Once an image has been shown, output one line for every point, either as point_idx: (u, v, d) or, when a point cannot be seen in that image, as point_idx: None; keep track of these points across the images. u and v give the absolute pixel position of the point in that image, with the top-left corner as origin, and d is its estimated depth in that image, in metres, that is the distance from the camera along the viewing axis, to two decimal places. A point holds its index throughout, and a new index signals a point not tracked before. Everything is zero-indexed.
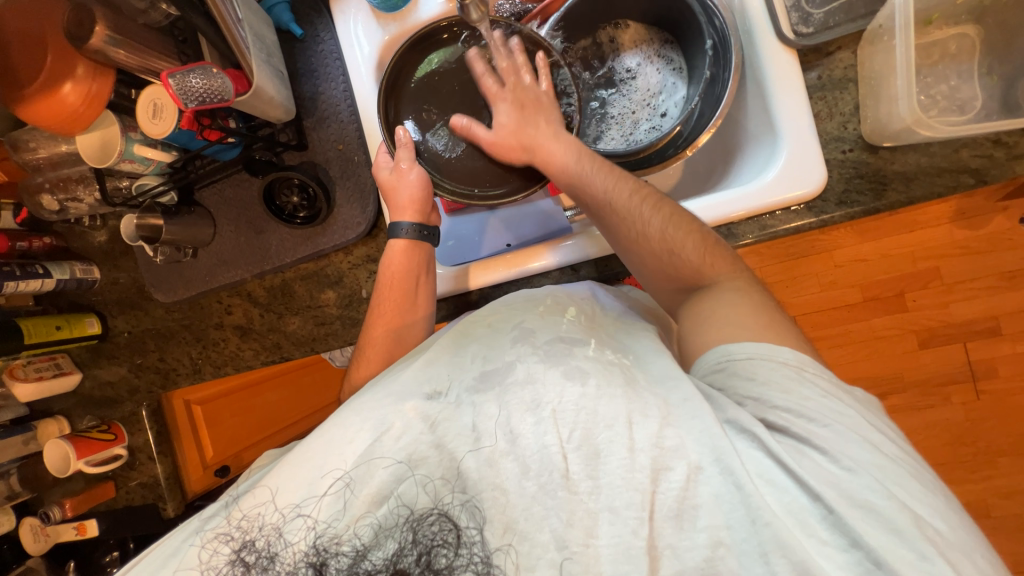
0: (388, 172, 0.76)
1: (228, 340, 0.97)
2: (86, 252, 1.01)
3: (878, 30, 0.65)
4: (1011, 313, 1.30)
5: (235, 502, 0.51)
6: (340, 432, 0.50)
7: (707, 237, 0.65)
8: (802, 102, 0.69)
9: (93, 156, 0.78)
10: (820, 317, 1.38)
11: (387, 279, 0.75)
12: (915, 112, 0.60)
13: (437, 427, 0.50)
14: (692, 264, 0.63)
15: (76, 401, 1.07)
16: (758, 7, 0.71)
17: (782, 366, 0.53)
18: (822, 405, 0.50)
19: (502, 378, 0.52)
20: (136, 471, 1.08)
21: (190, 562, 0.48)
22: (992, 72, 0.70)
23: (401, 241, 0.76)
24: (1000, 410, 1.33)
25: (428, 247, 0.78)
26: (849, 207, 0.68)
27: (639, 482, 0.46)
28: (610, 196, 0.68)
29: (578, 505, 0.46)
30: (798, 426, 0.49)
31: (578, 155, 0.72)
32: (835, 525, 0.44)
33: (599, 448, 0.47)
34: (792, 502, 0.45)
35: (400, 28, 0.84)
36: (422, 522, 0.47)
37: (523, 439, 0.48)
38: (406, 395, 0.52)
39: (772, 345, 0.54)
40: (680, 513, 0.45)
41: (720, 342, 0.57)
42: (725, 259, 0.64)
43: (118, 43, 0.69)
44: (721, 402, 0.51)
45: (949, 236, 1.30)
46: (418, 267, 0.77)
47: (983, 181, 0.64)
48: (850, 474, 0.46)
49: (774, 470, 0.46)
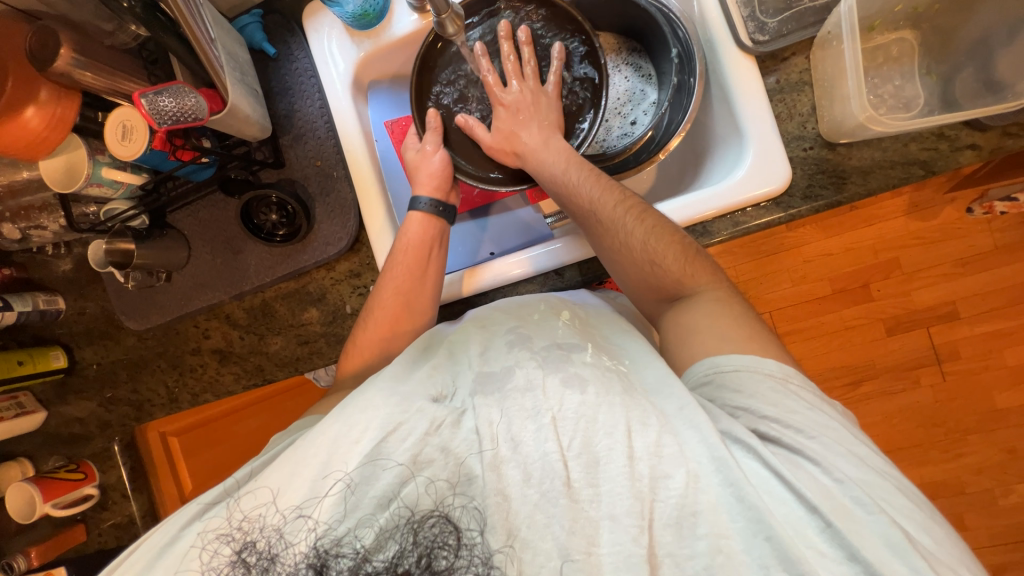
0: (413, 154, 0.83)
1: (207, 365, 0.94)
2: (49, 282, 0.97)
3: (827, 36, 0.70)
4: (967, 297, 1.38)
5: (235, 500, 0.50)
6: (344, 430, 0.49)
7: (688, 248, 0.67)
8: (763, 107, 0.72)
9: (58, 181, 0.75)
10: (794, 311, 1.44)
11: (402, 244, 0.78)
12: (866, 110, 0.64)
13: (442, 430, 0.49)
14: (673, 275, 0.66)
15: (43, 440, 1.02)
16: (715, 17, 0.75)
17: (768, 379, 0.55)
18: (811, 418, 0.52)
19: (501, 385, 0.53)
20: (109, 511, 1.03)
21: (191, 563, 0.48)
22: (931, 71, 0.75)
23: (417, 213, 0.80)
24: (965, 390, 1.40)
25: (443, 222, 0.81)
26: (814, 201, 0.72)
27: (638, 490, 0.46)
28: (597, 205, 0.70)
29: (579, 513, 0.46)
30: (789, 437, 0.50)
31: (567, 161, 0.74)
32: (833, 538, 0.45)
33: (598, 456, 0.48)
34: (790, 513, 0.46)
35: (375, 45, 0.84)
36: (422, 524, 0.47)
37: (524, 447, 0.48)
38: (412, 396, 0.51)
39: (757, 358, 0.56)
40: (681, 521, 0.46)
41: (707, 354, 0.59)
42: (706, 269, 0.67)
43: (84, 65, 0.68)
44: (715, 413, 0.52)
45: (906, 227, 1.37)
46: (434, 241, 0.80)
47: (932, 171, 0.69)
48: (841, 485, 0.47)
49: (771, 481, 0.47)
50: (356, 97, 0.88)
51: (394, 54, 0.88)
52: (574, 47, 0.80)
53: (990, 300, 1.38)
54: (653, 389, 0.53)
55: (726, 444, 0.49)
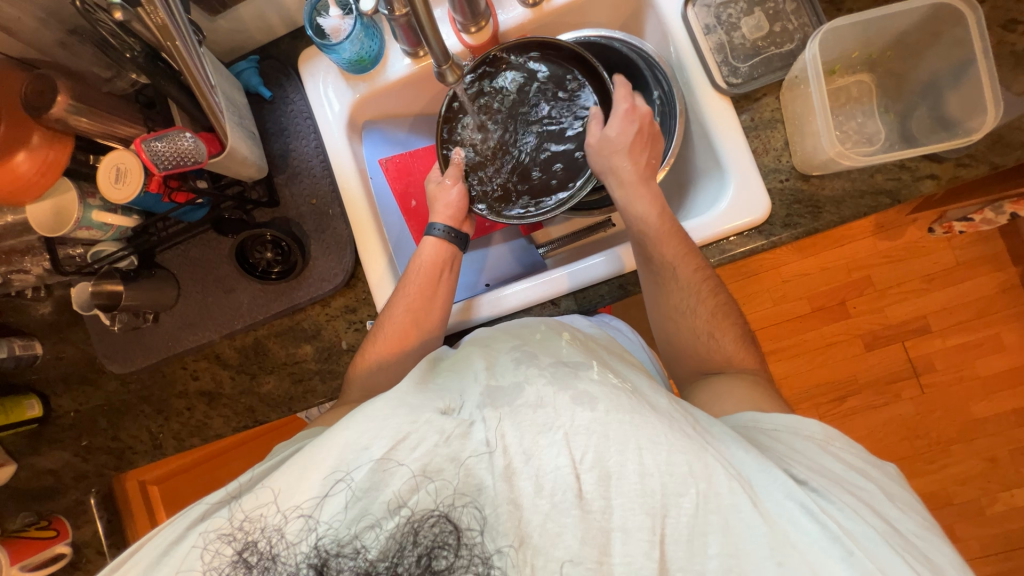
0: (433, 186, 0.86)
1: (194, 408, 0.91)
2: (26, 327, 0.94)
3: (794, 80, 0.76)
4: (938, 311, 1.45)
5: (236, 501, 0.48)
6: (354, 437, 0.48)
7: (705, 279, 0.72)
8: (743, 143, 0.77)
9: (46, 226, 0.74)
10: (777, 329, 1.48)
11: (416, 267, 0.79)
12: (836, 145, 0.69)
13: (452, 442, 0.48)
14: (686, 304, 0.72)
15: (10, 495, 0.96)
16: (691, 59, 0.80)
17: (807, 439, 0.56)
18: (839, 476, 0.52)
19: (511, 400, 0.51)
20: (80, 570, 0.97)
21: (191, 563, 0.46)
22: (889, 110, 0.82)
23: (432, 240, 0.81)
24: (945, 402, 1.45)
25: (456, 249, 0.82)
26: (793, 229, 0.76)
27: (650, 506, 0.45)
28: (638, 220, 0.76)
29: (591, 523, 0.45)
30: (816, 479, 0.50)
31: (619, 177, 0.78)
32: (856, 565, 0.44)
33: (611, 471, 0.46)
34: (813, 541, 0.45)
35: (370, 87, 0.87)
36: (422, 524, 0.45)
37: (535, 459, 0.47)
38: (421, 407, 0.50)
39: (797, 419, 0.58)
40: (692, 538, 0.45)
41: (747, 409, 0.62)
42: (710, 299, 0.72)
43: (81, 111, 0.68)
44: (747, 446, 0.51)
45: (875, 247, 1.45)
46: (448, 264, 0.81)
47: (897, 199, 0.74)
48: (861, 526, 0.46)
49: (798, 513, 0.46)
50: (351, 136, 0.89)
51: (389, 97, 0.91)
52: (575, 88, 0.86)
53: (959, 313, 1.45)
54: (644, 391, 0.54)
55: (744, 476, 0.48)
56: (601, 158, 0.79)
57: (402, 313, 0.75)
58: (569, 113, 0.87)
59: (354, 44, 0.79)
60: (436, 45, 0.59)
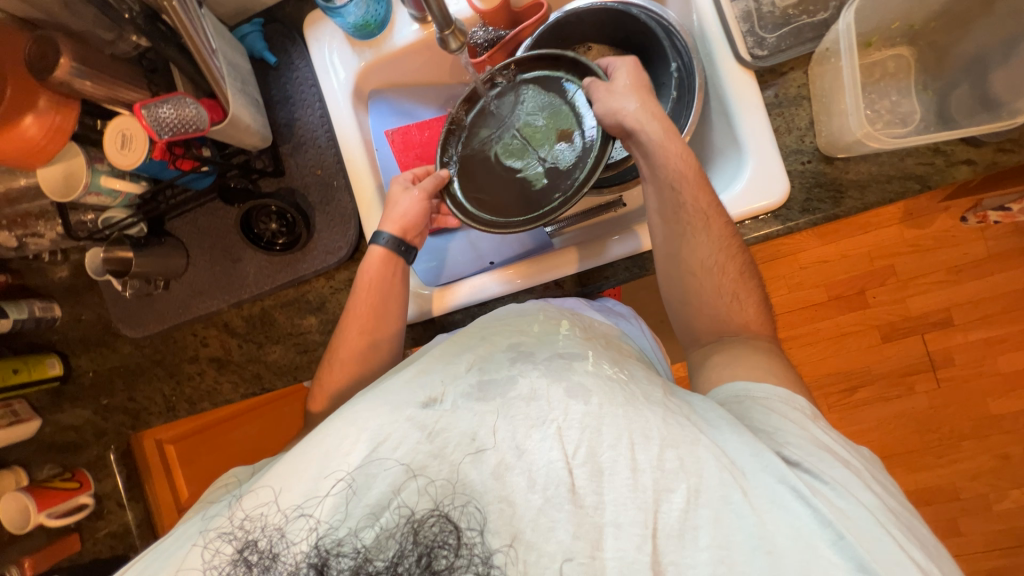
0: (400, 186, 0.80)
1: (205, 373, 0.93)
2: (45, 290, 0.97)
3: (825, 53, 0.71)
4: (962, 304, 1.39)
5: (236, 501, 0.50)
6: (335, 442, 0.49)
7: (730, 241, 0.68)
8: (764, 119, 0.73)
9: (57, 190, 0.74)
10: (790, 317, 1.45)
11: (363, 284, 0.76)
12: (864, 126, 0.65)
13: (434, 437, 0.49)
14: (706, 267, 0.67)
15: (37, 447, 1.02)
16: (714, 29, 0.76)
17: (797, 413, 0.55)
18: (830, 450, 0.51)
19: (503, 393, 0.51)
20: (104, 520, 1.02)
21: (192, 562, 0.48)
22: (928, 87, 0.77)
23: (379, 250, 0.77)
24: (960, 397, 1.41)
25: (402, 262, 0.78)
26: (812, 214, 0.72)
27: (642, 501, 0.45)
28: (658, 165, 0.69)
29: (583, 518, 0.45)
30: (809, 462, 0.49)
31: (643, 114, 0.70)
32: (844, 550, 0.43)
33: (603, 466, 0.46)
34: (801, 526, 0.44)
35: (376, 54, 0.84)
36: (423, 524, 0.46)
37: (528, 455, 0.47)
38: (403, 403, 0.51)
39: (788, 392, 0.57)
40: (682, 532, 0.44)
41: (738, 378, 0.60)
42: (736, 266, 0.68)
43: (84, 74, 0.67)
44: (738, 428, 0.51)
45: (901, 236, 1.38)
46: (395, 276, 0.77)
47: (929, 185, 0.70)
48: (852, 507, 0.46)
49: (791, 504, 0.45)
50: (356, 106, 0.87)
51: (396, 64, 0.88)
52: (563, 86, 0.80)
53: (983, 307, 1.39)
54: (642, 381, 0.54)
55: (743, 473, 0.47)
56: (615, 101, 0.71)
57: (349, 357, 0.73)
58: (554, 110, 0.80)
59: (360, 7, 0.77)
60: (436, 7, 0.57)
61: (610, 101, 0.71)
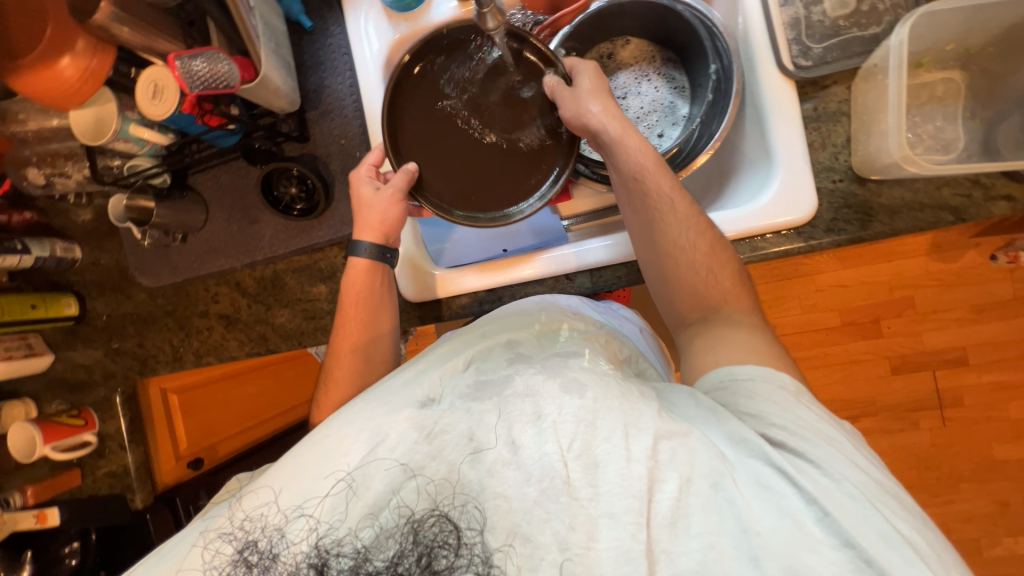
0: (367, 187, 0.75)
1: (213, 329, 0.95)
2: (67, 231, 0.98)
3: (873, 69, 0.69)
4: (978, 344, 1.36)
5: (236, 501, 0.50)
6: (333, 444, 0.50)
7: (715, 240, 0.66)
8: (797, 130, 0.71)
9: (87, 133, 0.76)
10: (800, 338, 1.42)
11: (348, 303, 0.75)
12: (903, 148, 0.63)
13: (432, 438, 0.49)
14: (685, 266, 0.65)
15: (46, 383, 1.04)
16: (760, 35, 0.74)
17: (783, 390, 0.53)
18: (817, 428, 0.50)
19: (500, 391, 0.51)
20: (104, 459, 1.03)
21: (192, 562, 0.48)
22: (976, 114, 0.74)
23: (361, 262, 0.75)
24: (965, 437, 1.38)
25: (387, 268, 0.77)
26: (836, 235, 0.71)
27: (636, 490, 0.45)
28: (621, 166, 0.68)
29: (579, 510, 0.45)
30: (797, 442, 0.48)
31: (603, 115, 0.68)
32: (830, 526, 0.43)
33: (598, 459, 0.46)
34: (791, 508, 0.44)
35: (411, 28, 0.84)
36: (422, 524, 0.47)
37: (523, 450, 0.47)
38: (398, 404, 0.51)
39: (773, 369, 0.55)
40: (674, 520, 0.44)
41: (721, 362, 0.58)
42: (724, 264, 0.65)
43: (122, 19, 0.67)
44: (715, 416, 0.51)
45: (925, 268, 1.35)
46: (379, 287, 0.76)
47: (962, 218, 0.68)
48: (839, 484, 0.45)
49: (778, 487, 0.45)
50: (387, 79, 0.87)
51: None
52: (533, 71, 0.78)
53: (1000, 350, 1.36)
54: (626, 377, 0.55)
55: (727, 458, 0.47)
56: (575, 105, 0.70)
57: (342, 375, 0.72)
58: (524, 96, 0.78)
59: None
60: None
61: (572, 105, 0.70)
